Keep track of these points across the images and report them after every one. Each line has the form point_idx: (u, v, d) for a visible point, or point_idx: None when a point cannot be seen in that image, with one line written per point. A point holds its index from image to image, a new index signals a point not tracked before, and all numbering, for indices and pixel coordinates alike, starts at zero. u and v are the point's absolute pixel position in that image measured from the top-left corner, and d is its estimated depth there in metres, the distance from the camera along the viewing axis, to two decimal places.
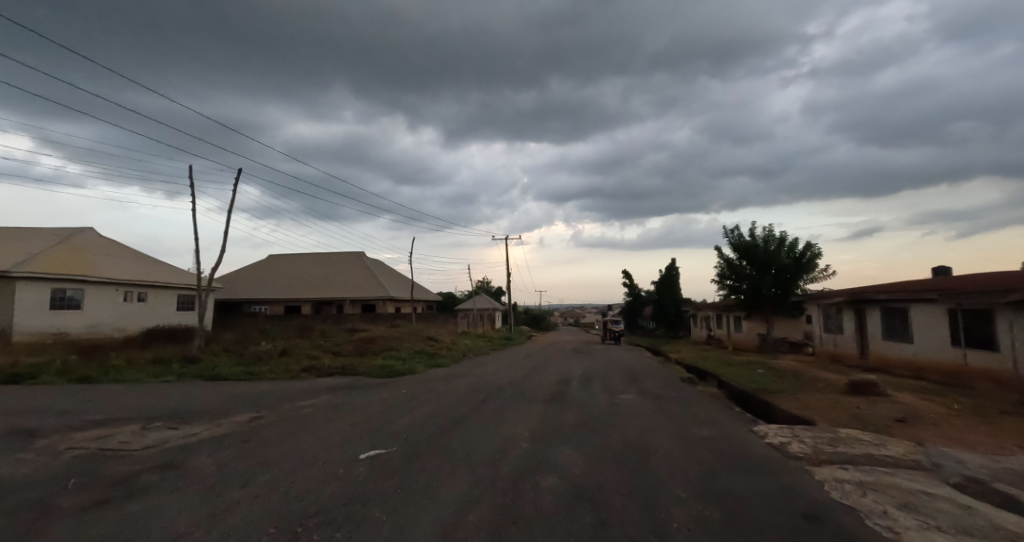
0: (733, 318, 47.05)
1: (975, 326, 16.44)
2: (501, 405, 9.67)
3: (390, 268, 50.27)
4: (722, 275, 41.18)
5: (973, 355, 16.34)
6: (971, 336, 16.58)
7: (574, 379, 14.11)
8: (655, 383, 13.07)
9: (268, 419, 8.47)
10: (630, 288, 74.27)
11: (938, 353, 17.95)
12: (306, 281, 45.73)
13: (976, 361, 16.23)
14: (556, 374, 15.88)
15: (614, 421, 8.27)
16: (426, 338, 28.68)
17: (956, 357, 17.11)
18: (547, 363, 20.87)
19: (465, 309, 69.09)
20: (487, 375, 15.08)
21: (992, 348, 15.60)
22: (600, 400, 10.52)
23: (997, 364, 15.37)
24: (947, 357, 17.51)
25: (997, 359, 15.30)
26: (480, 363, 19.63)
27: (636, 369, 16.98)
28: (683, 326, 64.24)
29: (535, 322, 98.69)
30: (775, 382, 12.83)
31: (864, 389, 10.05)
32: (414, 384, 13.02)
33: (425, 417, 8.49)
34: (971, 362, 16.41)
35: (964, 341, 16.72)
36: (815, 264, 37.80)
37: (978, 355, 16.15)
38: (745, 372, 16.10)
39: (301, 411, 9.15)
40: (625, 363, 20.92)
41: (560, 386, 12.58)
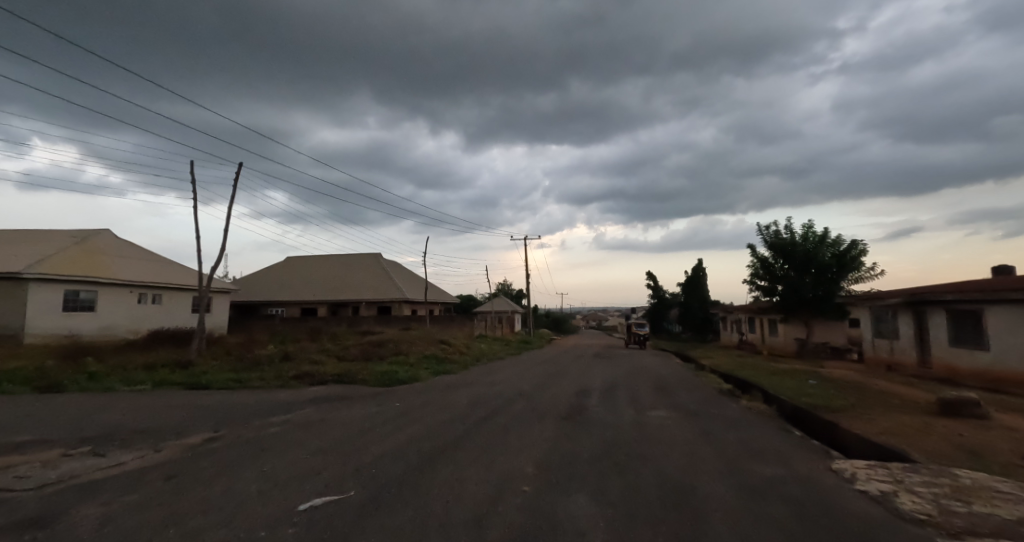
0: (767, 321, 44.44)
1: None
2: (506, 425, 8.02)
3: (407, 270, 49.26)
4: (756, 275, 38.80)
5: None
6: None
7: (595, 392, 12.34)
8: (691, 397, 11.22)
9: (224, 441, 7.04)
10: (654, 290, 71.78)
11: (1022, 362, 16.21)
12: (322, 283, 44.97)
13: None
14: (575, 384, 14.12)
15: (647, 450, 6.56)
16: (440, 342, 27.23)
17: None
18: (566, 370, 19.10)
19: (484, 312, 67.67)
20: (497, 386, 13.43)
21: None
22: (626, 418, 8.79)
23: None
24: None
25: None
26: (492, 371, 17.97)
27: (666, 380, 15.05)
28: (711, 330, 61.50)
29: (556, 325, 96.60)
30: (837, 398, 10.86)
31: (960, 410, 8.07)
32: (412, 395, 11.46)
33: (412, 441, 6.93)
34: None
35: None
36: (859, 262, 35.16)
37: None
38: (795, 384, 14.09)
39: (269, 430, 7.71)
40: (652, 370, 19.05)
41: (580, 400, 10.85)
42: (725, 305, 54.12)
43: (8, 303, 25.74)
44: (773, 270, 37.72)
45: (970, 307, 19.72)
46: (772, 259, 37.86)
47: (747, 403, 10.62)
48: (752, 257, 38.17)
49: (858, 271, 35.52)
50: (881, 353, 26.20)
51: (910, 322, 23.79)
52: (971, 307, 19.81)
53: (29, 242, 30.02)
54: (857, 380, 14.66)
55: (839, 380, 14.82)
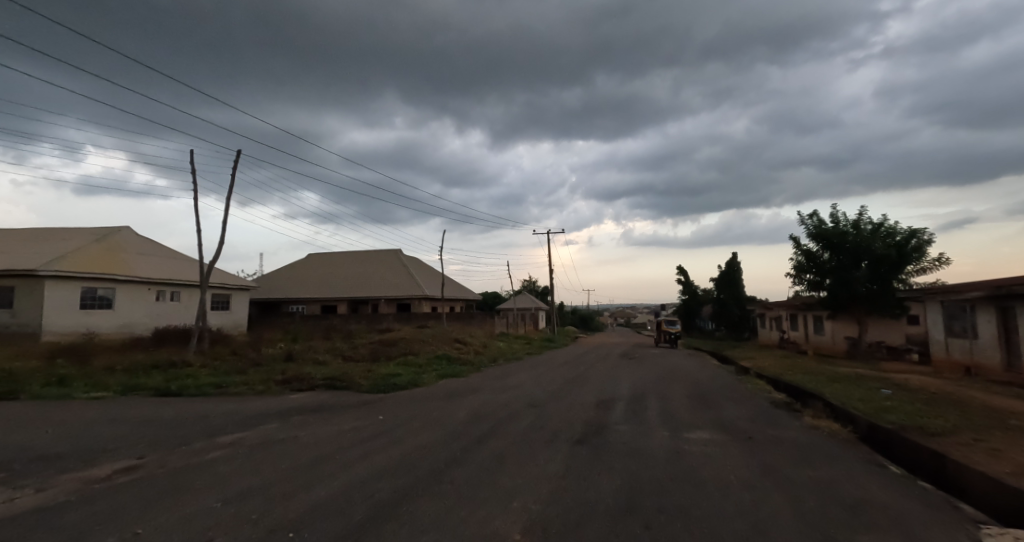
0: (811, 318, 41.39)
1: None
2: (504, 449, 6.30)
3: (428, 266, 48.18)
4: (801, 269, 35.90)
5: None
6: None
7: (621, 402, 10.50)
8: (743, 412, 9.24)
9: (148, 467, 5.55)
10: (686, 286, 68.76)
11: None
12: (342, 280, 44.20)
13: None
14: (600, 391, 12.28)
15: (696, 497, 4.70)
16: (457, 340, 25.75)
17: None
18: (591, 373, 17.30)
19: (508, 309, 66.15)
20: (507, 393, 11.74)
21: None
22: (660, 441, 6.95)
23: None
24: None
25: None
26: (508, 374, 16.27)
27: (707, 388, 13.05)
28: (747, 327, 58.29)
29: (583, 322, 94.33)
30: (934, 421, 8.71)
31: None
32: (405, 403, 9.85)
33: (379, 468, 5.29)
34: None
35: None
36: (920, 253, 32.02)
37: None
38: (865, 396, 11.92)
39: (215, 445, 6.20)
40: (688, 374, 17.09)
41: (605, 414, 9.03)
42: (764, 301, 50.98)
43: (26, 301, 25.46)
44: (820, 263, 34.82)
45: None
46: (818, 251, 34.97)
47: (811, 420, 8.59)
48: (796, 249, 35.38)
49: (918, 264, 32.34)
50: (957, 356, 23.23)
51: (992, 321, 21.00)
52: None
53: (49, 240, 29.90)
54: (941, 391, 12.44)
55: (918, 391, 12.54)
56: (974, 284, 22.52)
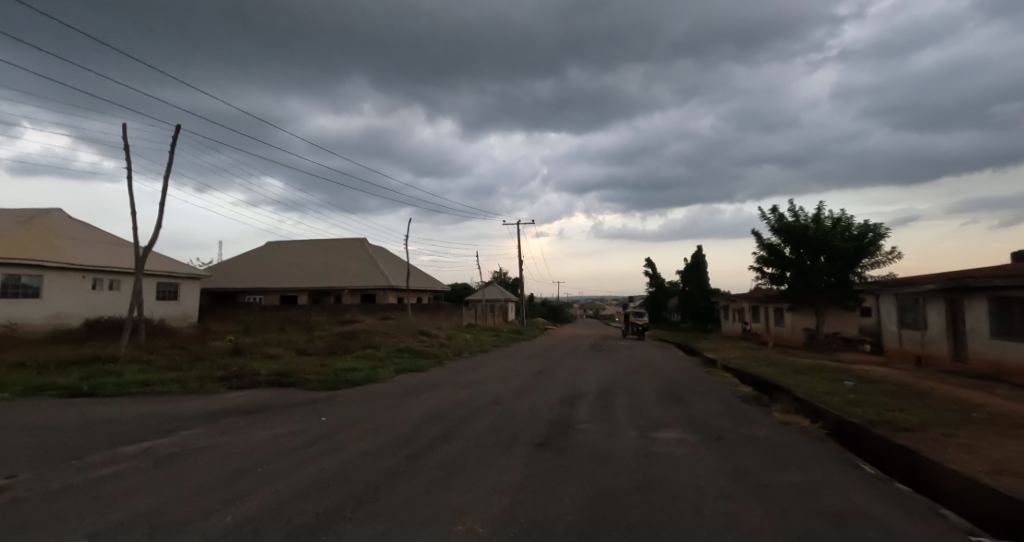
0: (772, 310, 42.37)
1: None
2: (461, 455, 5.67)
3: (393, 256, 46.96)
4: (764, 262, 36.51)
5: None
6: None
7: (588, 398, 10.04)
8: (712, 409, 8.86)
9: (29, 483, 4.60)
10: (653, 278, 69.58)
11: None
12: (303, 269, 42.46)
13: None
14: (567, 386, 11.77)
15: (669, 513, 4.16)
16: (421, 332, 24.91)
17: None
18: (557, 366, 16.89)
19: (476, 300, 65.40)
20: (468, 389, 11.07)
21: None
22: (628, 443, 6.44)
23: None
24: None
25: None
26: (472, 368, 15.60)
27: (675, 382, 12.72)
28: (711, 319, 59.46)
29: (553, 314, 94.52)
30: (902, 415, 8.56)
31: None
32: (355, 402, 9.04)
33: (307, 483, 4.54)
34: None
35: None
36: (876, 247, 33.06)
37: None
38: (830, 388, 11.83)
39: (118, 456, 5.31)
40: (655, 367, 16.88)
41: (571, 413, 8.48)
42: (727, 293, 51.97)
43: None
44: (782, 256, 35.51)
45: (1018, 295, 18.02)
46: (780, 244, 35.64)
47: (781, 416, 8.29)
48: (760, 242, 35.93)
49: (873, 257, 33.36)
50: (909, 346, 23.96)
51: (942, 312, 21.72)
52: (1018, 295, 18.01)
53: None
54: (899, 382, 12.59)
55: (879, 382, 12.58)
56: (926, 277, 23.25)
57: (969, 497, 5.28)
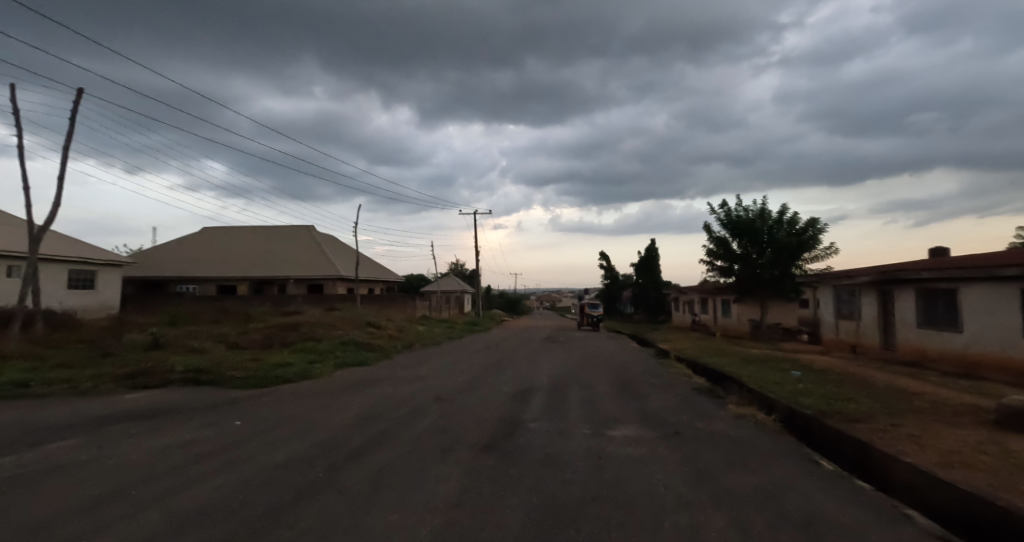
0: (720, 302, 43.67)
1: None
2: (392, 462, 4.94)
3: (343, 244, 45.08)
4: (713, 255, 37.42)
5: None
6: None
7: (540, 393, 9.50)
8: (667, 403, 8.51)
9: None
10: (607, 270, 70.49)
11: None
12: (244, 257, 39.95)
13: None
14: (518, 380, 11.21)
15: (625, 529, 3.63)
16: (368, 324, 23.74)
17: None
18: (509, 359, 16.34)
19: (431, 292, 64.05)
20: (412, 385, 10.29)
21: None
22: (578, 444, 5.90)
23: None
24: None
25: None
26: (419, 362, 14.81)
27: (628, 374, 12.41)
28: (663, 310, 60.91)
29: (509, 306, 94.41)
30: (850, 406, 8.51)
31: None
32: (280, 402, 8.06)
33: (192, 505, 3.66)
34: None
35: None
36: (816, 241, 34.51)
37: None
38: (778, 378, 11.84)
39: None
40: (608, 358, 16.69)
41: (521, 410, 7.88)
42: (678, 286, 53.25)
43: None
44: (730, 250, 36.49)
45: (943, 287, 19.04)
46: (729, 238, 36.58)
47: (736, 409, 8.01)
48: (710, 235, 36.74)
49: (813, 251, 34.85)
50: (844, 335, 24.98)
51: (874, 304, 22.78)
52: (944, 287, 19.01)
53: None
54: (842, 371, 12.86)
55: (823, 371, 12.76)
56: (861, 270, 24.32)
57: (929, 493, 5.06)
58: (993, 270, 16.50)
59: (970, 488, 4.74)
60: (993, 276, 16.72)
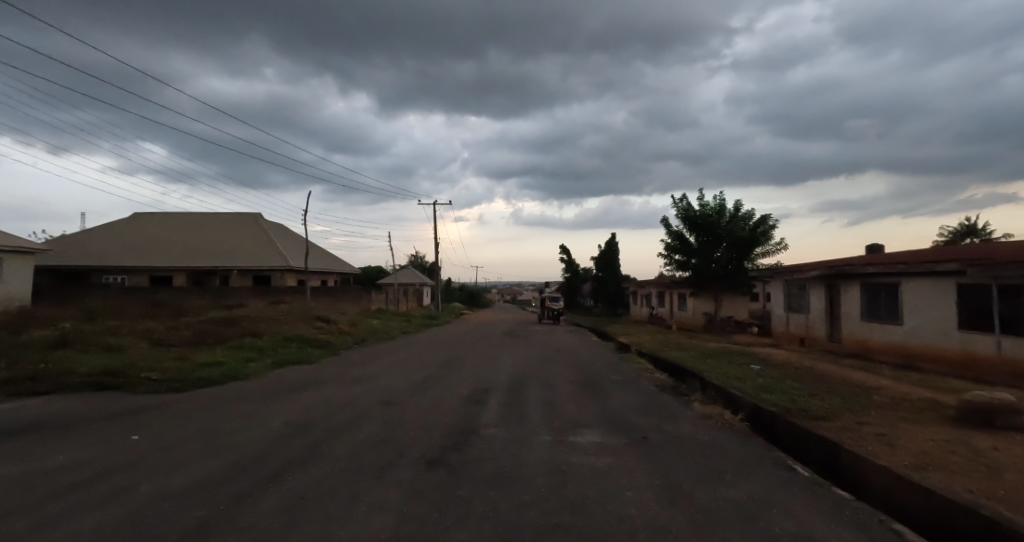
0: (676, 296, 44.43)
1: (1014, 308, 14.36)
2: (319, 484, 4.17)
3: (292, 234, 42.98)
4: (671, 249, 37.93)
5: (1009, 343, 14.43)
6: (1010, 320, 14.48)
7: (497, 393, 8.87)
8: (631, 403, 8.07)
9: None
10: (568, 264, 70.70)
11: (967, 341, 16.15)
12: (183, 246, 37.33)
13: (1012, 351, 14.32)
14: (474, 379, 10.55)
15: None
16: (317, 318, 22.40)
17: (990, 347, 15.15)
18: (466, 355, 15.64)
19: (389, 284, 62.27)
20: (358, 387, 9.43)
21: None
22: (537, 456, 5.30)
23: None
24: (982, 344, 15.54)
25: None
26: (370, 359, 13.88)
27: (589, 371, 11.99)
28: (621, 303, 61.63)
29: (470, 299, 93.42)
30: (813, 402, 8.33)
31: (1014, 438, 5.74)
32: (200, 410, 7.07)
33: None
34: (1013, 353, 14.25)
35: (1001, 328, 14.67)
36: (768, 237, 35.50)
37: (1014, 343, 14.30)
38: (739, 373, 11.69)
39: None
40: (567, 353, 16.29)
41: (476, 414, 7.23)
42: (637, 279, 53.92)
43: None
44: (687, 244, 37.02)
45: (886, 282, 19.62)
46: (686, 232, 37.11)
47: (702, 409, 7.65)
48: (668, 230, 37.12)
49: (765, 247, 35.80)
50: (793, 328, 25.56)
51: (822, 298, 23.43)
52: (886, 281, 19.63)
53: None
54: (797, 364, 12.91)
55: (780, 364, 12.74)
56: (810, 265, 24.97)
57: (906, 500, 4.77)
58: (931, 266, 16.96)
59: (951, 495, 4.46)
60: (931, 271, 17.21)
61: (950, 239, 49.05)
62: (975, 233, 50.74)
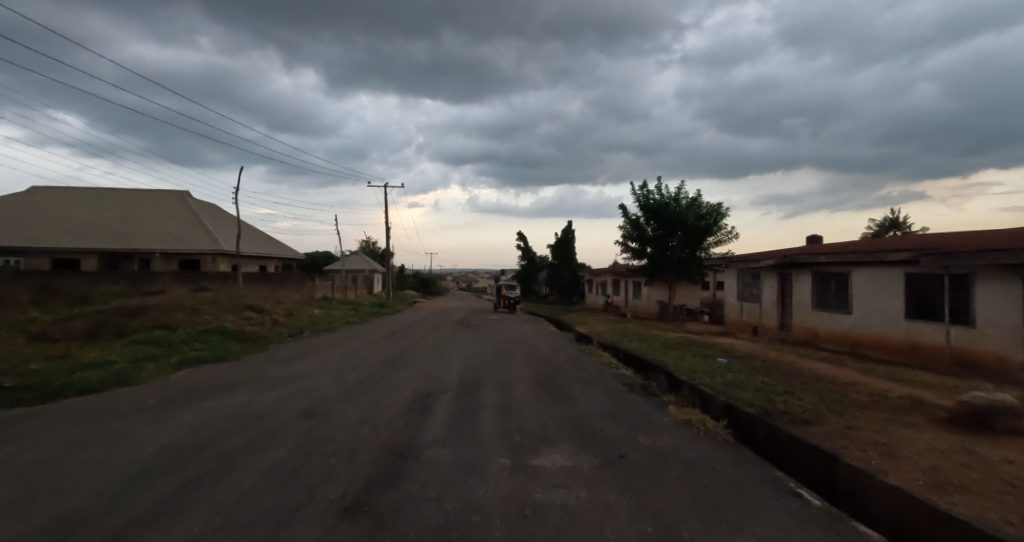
0: (631, 284, 44.51)
1: (963, 297, 14.30)
2: None
3: (219, 214, 42.06)
4: (627, 237, 37.80)
5: (957, 333, 14.25)
6: (959, 310, 14.41)
7: (445, 399, 7.71)
8: (598, 411, 7.12)
9: None
10: (524, 251, 69.90)
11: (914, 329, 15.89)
12: (98, 227, 35.48)
13: (959, 341, 14.20)
14: (419, 380, 9.33)
15: None
16: (248, 307, 20.42)
17: (936, 336, 15.00)
18: (413, 349, 14.35)
19: (336, 271, 59.31)
20: (279, 393, 7.99)
21: (988, 326, 13.46)
22: (489, 495, 4.17)
23: (998, 346, 13.21)
24: (928, 333, 15.31)
25: (995, 339, 13.26)
26: (304, 356, 12.32)
27: (548, 367, 11.04)
28: (577, 291, 61.58)
29: (424, 286, 91.21)
30: (791, 402, 7.67)
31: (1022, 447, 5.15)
32: (52, 433, 5.48)
33: None
34: (958, 342, 14.22)
35: (949, 317, 14.52)
36: (720, 226, 35.86)
37: (962, 333, 14.14)
38: (706, 368, 11.02)
39: None
40: (524, 346, 15.33)
41: (417, 429, 6.03)
42: (592, 267, 53.79)
43: None
44: (643, 232, 36.91)
45: (835, 270, 19.59)
46: (643, 219, 36.96)
47: (677, 416, 6.79)
48: (625, 217, 36.84)
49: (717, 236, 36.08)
50: (745, 317, 25.56)
51: (772, 286, 23.50)
52: (836, 270, 19.63)
53: None
54: (761, 355, 12.37)
55: (744, 356, 12.18)
56: (762, 253, 25.04)
57: (926, 530, 4.02)
58: (881, 255, 16.79)
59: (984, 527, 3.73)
60: (879, 261, 17.07)
61: (882, 232, 51.74)
62: (900, 225, 53.93)
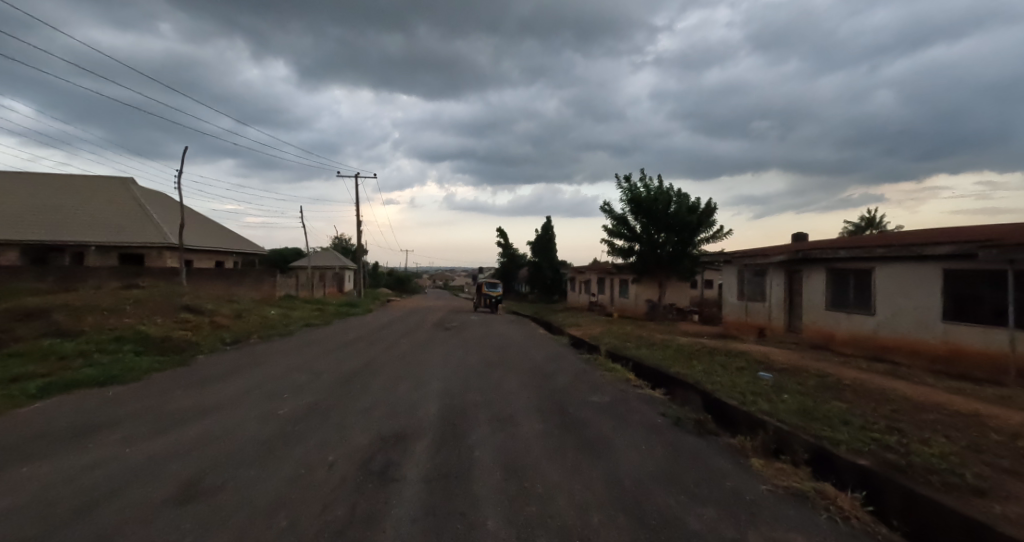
0: (616, 282, 42.59)
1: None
2: None
3: (167, 202, 38.94)
4: (614, 234, 35.61)
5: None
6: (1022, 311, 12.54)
7: (419, 454, 5.20)
8: (649, 471, 4.75)
9: None
10: (503, 248, 67.45)
11: (958, 332, 13.99)
12: (24, 216, 32.13)
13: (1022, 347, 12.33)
14: (383, 414, 6.82)
15: None
16: (184, 309, 17.62)
17: (989, 341, 13.12)
18: (380, 360, 11.78)
19: (304, 268, 55.90)
20: (168, 442, 5.37)
21: None
22: None
23: None
24: (980, 337, 13.40)
25: None
26: (240, 375, 9.65)
27: (552, 389, 8.67)
28: (558, 290, 59.58)
29: (399, 284, 87.89)
30: (914, 445, 5.41)
31: None
32: None
33: None
34: (1022, 350, 12.38)
35: (1011, 320, 12.63)
36: (711, 221, 34.07)
37: None
38: (750, 385, 8.78)
39: None
40: (514, 355, 12.95)
41: (368, 531, 3.48)
42: (574, 265, 51.78)
43: None
44: (631, 228, 34.86)
45: (855, 267, 17.68)
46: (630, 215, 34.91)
47: (774, 481, 4.49)
48: (612, 211, 34.72)
49: (710, 232, 34.23)
50: (747, 318, 23.65)
51: (779, 284, 21.61)
52: (856, 266, 17.72)
53: None
54: (808, 366, 10.23)
55: (788, 369, 9.94)
56: (765, 249, 23.17)
57: None
58: (918, 248, 14.82)
59: None
60: (915, 255, 15.13)
61: (858, 231, 51.63)
62: (878, 226, 53.84)
